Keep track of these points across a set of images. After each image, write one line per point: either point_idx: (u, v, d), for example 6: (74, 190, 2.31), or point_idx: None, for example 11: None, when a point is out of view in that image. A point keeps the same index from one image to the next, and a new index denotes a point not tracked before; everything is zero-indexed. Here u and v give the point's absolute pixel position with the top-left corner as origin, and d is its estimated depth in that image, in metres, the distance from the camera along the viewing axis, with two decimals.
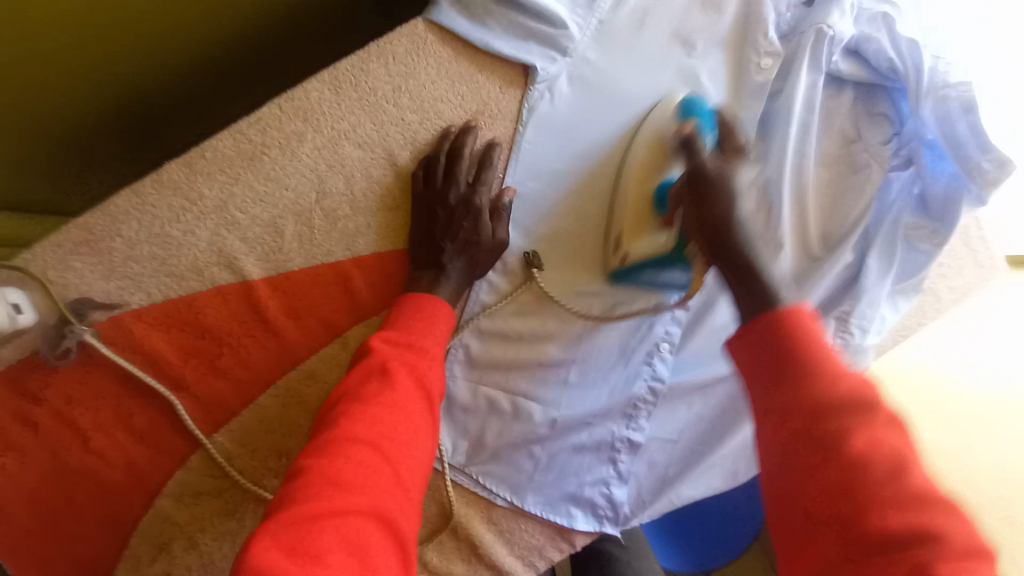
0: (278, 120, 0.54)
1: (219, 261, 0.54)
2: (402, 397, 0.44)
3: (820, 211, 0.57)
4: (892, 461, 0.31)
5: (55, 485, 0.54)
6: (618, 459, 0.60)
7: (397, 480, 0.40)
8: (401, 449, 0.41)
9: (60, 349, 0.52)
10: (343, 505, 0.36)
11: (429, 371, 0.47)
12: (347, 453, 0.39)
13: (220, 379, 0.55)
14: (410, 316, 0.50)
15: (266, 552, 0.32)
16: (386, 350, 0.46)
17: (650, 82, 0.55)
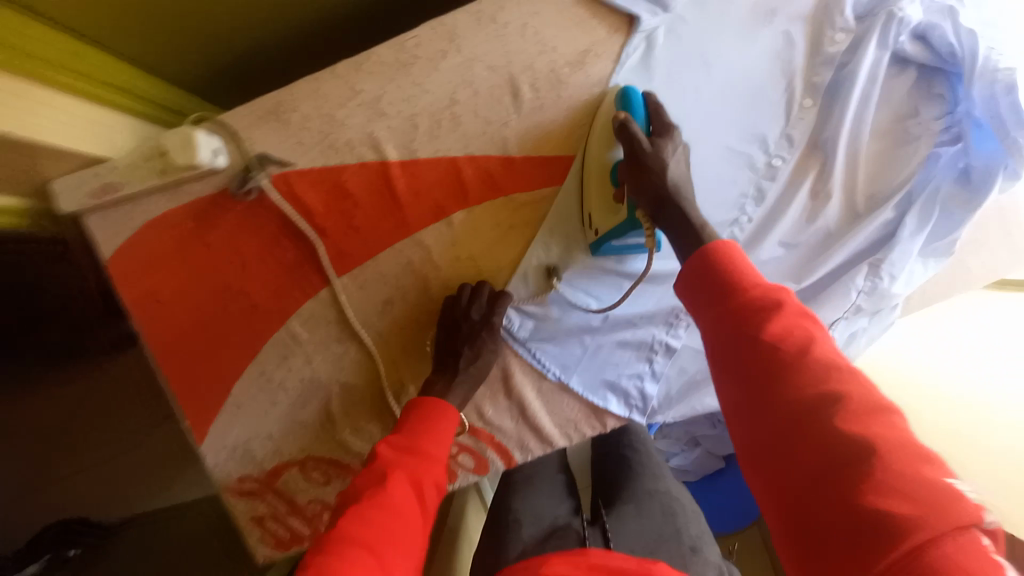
0: (429, 39, 0.67)
1: (368, 142, 0.68)
2: (410, 506, 0.53)
3: (869, 174, 0.65)
4: (796, 339, 0.45)
5: (217, 296, 0.71)
6: (654, 359, 0.72)
7: (393, 562, 0.48)
8: (396, 545, 0.49)
9: (245, 189, 0.68)
10: (342, 573, 0.44)
11: (422, 473, 0.56)
12: (345, 550, 0.46)
13: (353, 235, 0.70)
14: (417, 424, 0.62)
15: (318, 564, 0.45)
16: (391, 457, 0.57)
17: (729, 44, 0.64)
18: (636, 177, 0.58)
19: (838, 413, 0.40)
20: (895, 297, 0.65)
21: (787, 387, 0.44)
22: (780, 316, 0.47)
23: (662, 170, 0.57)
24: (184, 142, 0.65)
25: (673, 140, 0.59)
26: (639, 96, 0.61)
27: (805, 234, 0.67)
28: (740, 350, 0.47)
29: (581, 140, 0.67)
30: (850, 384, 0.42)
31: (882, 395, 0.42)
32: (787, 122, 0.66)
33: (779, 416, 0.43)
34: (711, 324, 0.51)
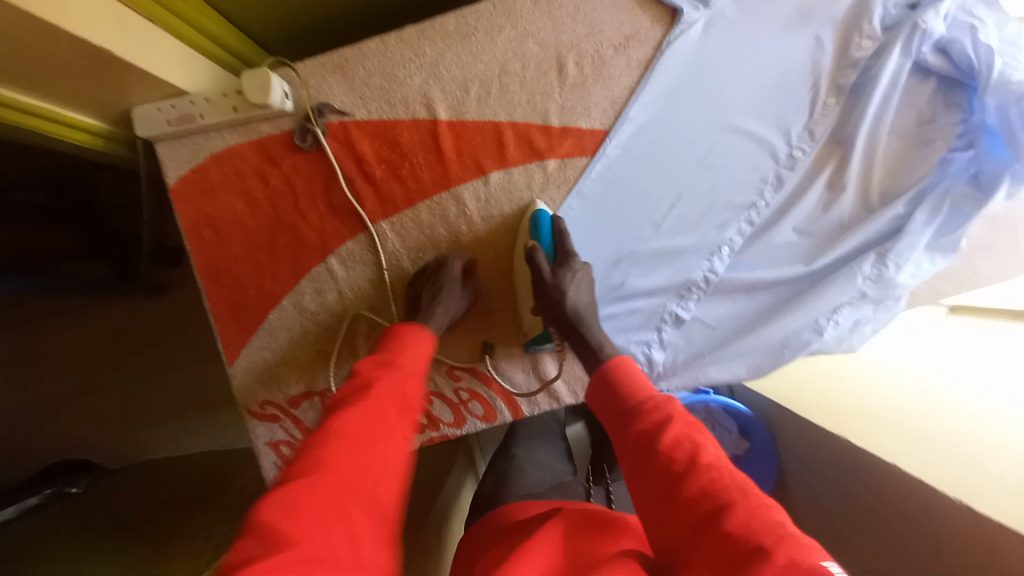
0: (487, 13, 0.73)
1: (421, 102, 0.75)
2: (382, 423, 0.53)
3: (885, 171, 0.70)
4: (685, 445, 0.50)
5: (266, 228, 0.77)
6: (663, 329, 0.77)
7: (380, 468, 0.50)
8: (378, 449, 0.51)
9: (304, 136, 0.75)
10: (329, 478, 0.46)
11: (399, 387, 0.58)
12: (331, 451, 0.49)
13: (398, 184, 0.76)
14: (397, 346, 0.64)
15: (285, 498, 0.44)
16: (366, 371, 0.59)
17: (761, 43, 0.70)
18: (544, 302, 0.72)
19: (721, 515, 0.43)
20: (899, 288, 0.69)
21: (678, 496, 0.47)
22: (674, 425, 0.52)
23: (561, 298, 0.70)
24: (259, 82, 0.71)
25: (573, 268, 0.70)
26: (545, 225, 0.72)
27: (817, 222, 0.71)
28: (640, 462, 0.52)
29: (619, 117, 0.73)
30: (730, 482, 0.46)
31: (762, 493, 0.45)
32: (810, 119, 0.71)
33: (678, 529, 0.46)
34: (622, 451, 0.56)
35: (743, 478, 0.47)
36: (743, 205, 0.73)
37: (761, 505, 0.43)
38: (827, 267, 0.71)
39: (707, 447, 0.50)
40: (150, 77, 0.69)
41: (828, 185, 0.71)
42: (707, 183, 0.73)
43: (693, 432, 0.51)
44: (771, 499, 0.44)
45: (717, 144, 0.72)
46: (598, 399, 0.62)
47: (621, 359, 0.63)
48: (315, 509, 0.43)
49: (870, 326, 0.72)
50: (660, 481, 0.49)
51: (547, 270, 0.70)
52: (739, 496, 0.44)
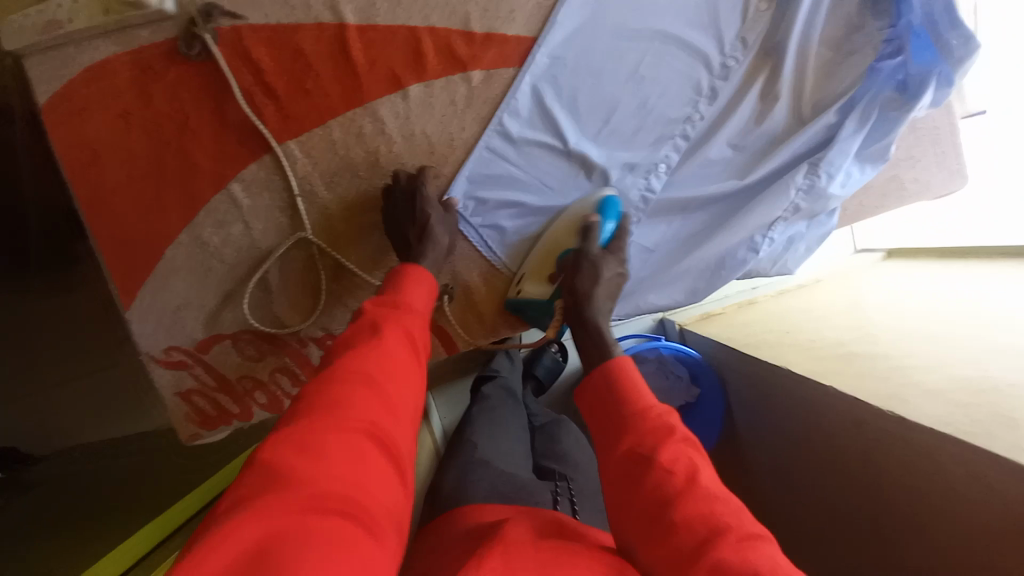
0: None
1: (324, 3, 0.66)
2: (396, 368, 0.56)
3: (816, 81, 0.67)
4: (683, 465, 0.50)
5: (153, 153, 0.68)
6: (603, 256, 0.74)
7: (386, 402, 0.53)
8: (390, 385, 0.54)
9: (190, 45, 0.66)
10: (342, 417, 0.48)
11: (410, 326, 0.62)
12: (346, 388, 0.51)
13: (305, 100, 0.68)
14: (402, 283, 0.66)
15: (302, 431, 0.46)
16: (375, 310, 0.62)
17: None
18: (571, 277, 0.71)
19: (720, 545, 0.43)
20: (831, 200, 0.68)
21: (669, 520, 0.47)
22: (671, 441, 0.52)
23: (589, 284, 0.70)
24: None
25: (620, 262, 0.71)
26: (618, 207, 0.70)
27: (753, 135, 0.69)
28: (633, 479, 0.51)
29: (546, 23, 0.67)
30: (723, 514, 0.46)
31: (753, 524, 0.46)
32: (741, 24, 0.67)
33: (671, 551, 0.46)
34: (610, 463, 0.55)
35: (735, 505, 0.48)
36: (677, 120, 0.70)
37: (755, 538, 0.44)
38: (760, 182, 0.70)
39: (703, 470, 0.50)
40: None
41: (759, 95, 0.69)
42: (643, 95, 0.69)
43: (690, 454, 0.51)
44: (762, 530, 0.46)
45: (649, 54, 0.68)
46: (589, 401, 0.61)
47: (619, 373, 0.60)
48: (331, 441, 0.46)
49: (803, 244, 0.73)
50: (655, 502, 0.49)
51: (596, 249, 0.69)
52: (733, 525, 0.45)
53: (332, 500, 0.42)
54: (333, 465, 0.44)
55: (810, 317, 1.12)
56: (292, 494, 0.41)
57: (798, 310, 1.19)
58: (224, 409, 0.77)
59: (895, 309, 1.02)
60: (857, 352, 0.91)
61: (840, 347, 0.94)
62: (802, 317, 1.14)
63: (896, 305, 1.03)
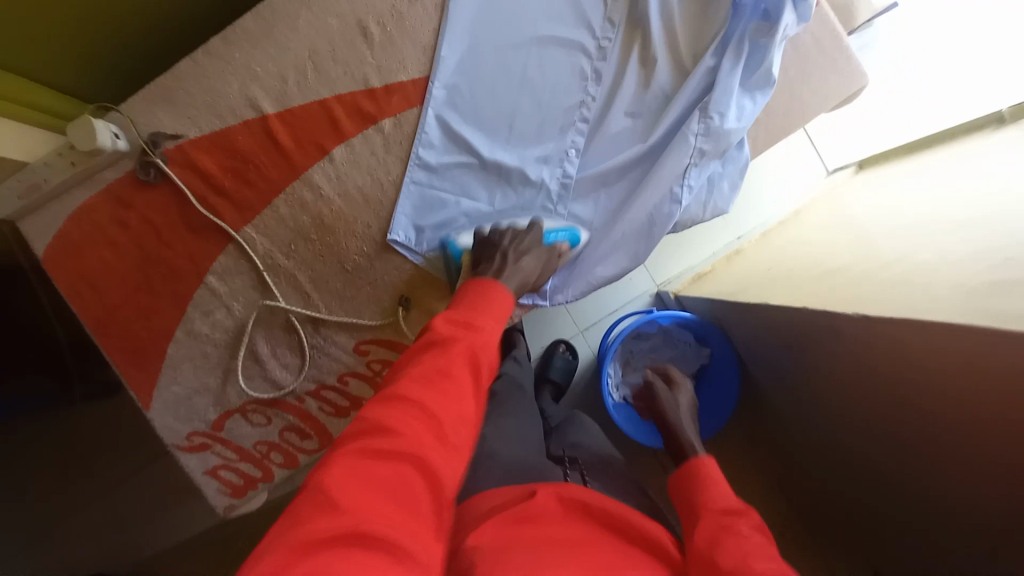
0: (281, 2, 0.75)
1: (247, 104, 0.77)
2: (467, 378, 0.53)
3: (687, 33, 0.73)
4: (756, 538, 0.55)
5: (137, 269, 0.78)
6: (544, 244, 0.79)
7: (443, 428, 0.49)
8: (447, 409, 0.50)
9: (147, 171, 0.76)
10: (390, 435, 0.46)
11: (482, 346, 0.55)
12: (401, 407, 0.48)
13: (249, 187, 0.77)
14: (477, 298, 0.61)
15: (375, 413, 0.48)
16: (447, 325, 0.56)
17: None
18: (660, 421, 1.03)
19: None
20: (732, 134, 0.71)
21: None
22: (743, 520, 0.58)
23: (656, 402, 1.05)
24: (83, 129, 0.73)
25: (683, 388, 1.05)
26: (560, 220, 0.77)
27: (645, 98, 0.74)
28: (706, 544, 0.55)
29: (433, 61, 0.75)
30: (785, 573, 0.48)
31: None
32: (604, 9, 0.74)
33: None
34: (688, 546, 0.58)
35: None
36: (574, 105, 0.76)
37: None
38: (664, 138, 0.74)
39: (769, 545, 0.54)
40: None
41: (639, 62, 0.74)
42: (536, 94, 0.75)
43: (758, 534, 0.56)
44: None
45: (532, 58, 0.75)
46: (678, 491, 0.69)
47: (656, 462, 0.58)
48: (403, 430, 0.47)
49: (726, 181, 0.77)
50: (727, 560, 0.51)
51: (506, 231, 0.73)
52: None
53: (394, 502, 0.43)
54: (401, 457, 0.45)
55: (795, 256, 1.08)
56: (364, 474, 0.43)
57: (780, 248, 1.20)
58: (248, 476, 0.83)
59: (875, 220, 0.97)
60: (839, 271, 0.87)
61: (821, 275, 0.91)
62: (785, 251, 1.14)
63: (875, 216, 0.98)
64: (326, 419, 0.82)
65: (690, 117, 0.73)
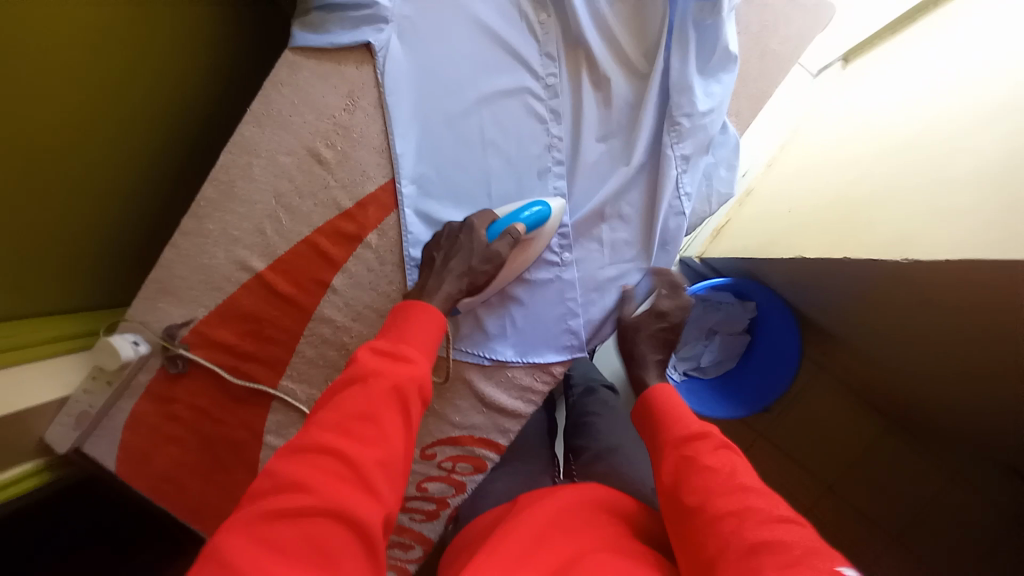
0: (230, 160, 0.75)
1: (238, 267, 0.77)
2: (393, 416, 0.53)
3: (630, 34, 0.70)
4: None
5: (201, 453, 0.81)
6: (571, 298, 0.75)
7: (381, 448, 0.50)
8: (377, 429, 0.51)
9: (174, 364, 0.79)
10: (322, 458, 0.48)
11: (410, 371, 0.55)
12: (330, 432, 0.50)
13: (271, 343, 0.78)
14: (403, 325, 0.60)
15: (287, 469, 0.47)
16: (371, 357, 0.56)
17: (440, 22, 0.71)
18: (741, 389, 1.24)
19: None
20: (709, 125, 0.70)
21: (699, 463, 0.61)
22: None
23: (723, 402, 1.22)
24: (107, 350, 0.76)
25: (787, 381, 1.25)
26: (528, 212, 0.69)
27: (614, 117, 0.72)
28: None
29: (392, 161, 0.73)
30: None
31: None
32: (539, 45, 0.71)
33: (706, 482, 0.58)
34: None
35: None
36: (543, 150, 0.73)
37: None
38: (646, 153, 0.72)
39: None
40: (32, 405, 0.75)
41: (594, 84, 0.71)
42: (501, 155, 0.73)
43: None
44: None
45: (485, 120, 0.72)
46: None
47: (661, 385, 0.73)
48: (338, 452, 0.48)
49: (721, 166, 0.75)
50: None
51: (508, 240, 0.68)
52: None
53: (330, 512, 0.45)
54: (334, 474, 0.47)
55: (807, 188, 1.03)
56: (303, 490, 0.46)
57: (786, 178, 1.14)
58: None
59: (880, 125, 0.91)
60: (867, 200, 0.82)
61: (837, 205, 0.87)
62: (794, 183, 1.09)
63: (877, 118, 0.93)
64: (420, 526, 0.82)
65: (661, 126, 0.71)
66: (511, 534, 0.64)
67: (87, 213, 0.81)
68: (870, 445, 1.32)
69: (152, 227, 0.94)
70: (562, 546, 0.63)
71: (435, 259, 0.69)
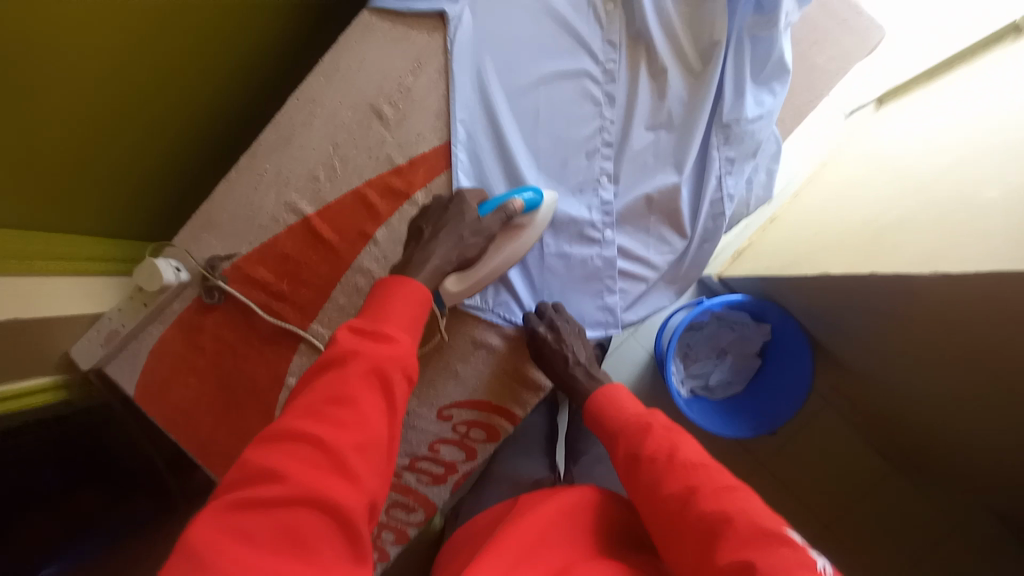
0: (296, 107, 0.79)
1: (286, 209, 0.80)
2: (372, 398, 0.51)
3: (690, 32, 0.73)
4: None
5: (220, 388, 0.82)
6: (609, 279, 0.77)
7: (358, 432, 0.49)
8: (353, 411, 0.50)
9: (210, 295, 0.81)
10: (296, 447, 0.47)
11: (388, 353, 0.53)
12: (304, 418, 0.49)
13: (307, 286, 0.80)
14: (381, 303, 0.57)
15: (259, 458, 0.47)
16: (349, 339, 0.54)
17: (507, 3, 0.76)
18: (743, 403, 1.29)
19: None
20: (755, 132, 0.74)
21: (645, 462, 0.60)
22: None
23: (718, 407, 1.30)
24: (149, 271, 0.78)
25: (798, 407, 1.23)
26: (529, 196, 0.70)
27: (663, 110, 0.75)
28: None
29: (449, 125, 0.77)
30: None
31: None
32: (602, 32, 0.75)
33: (654, 482, 0.58)
34: None
35: None
36: (594, 131, 0.76)
37: None
38: (694, 151, 0.75)
39: None
40: (69, 317, 0.77)
41: (651, 76, 0.75)
42: (553, 131, 0.76)
43: None
44: None
45: (543, 97, 0.76)
46: None
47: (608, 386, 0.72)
48: (313, 440, 0.47)
49: (762, 171, 0.77)
50: None
51: (496, 218, 0.68)
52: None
53: (304, 500, 0.45)
54: (308, 461, 0.47)
55: (834, 212, 1.06)
56: (274, 480, 0.45)
57: (812, 204, 1.17)
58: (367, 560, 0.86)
59: (914, 156, 0.94)
60: (896, 223, 0.84)
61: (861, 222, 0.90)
62: (821, 207, 1.12)
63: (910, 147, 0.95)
64: (426, 489, 0.82)
65: (709, 130, 0.75)
66: (514, 529, 0.64)
67: (150, 143, 0.85)
68: (871, 484, 1.30)
69: (205, 166, 0.99)
70: (563, 547, 0.63)
71: (421, 230, 0.67)
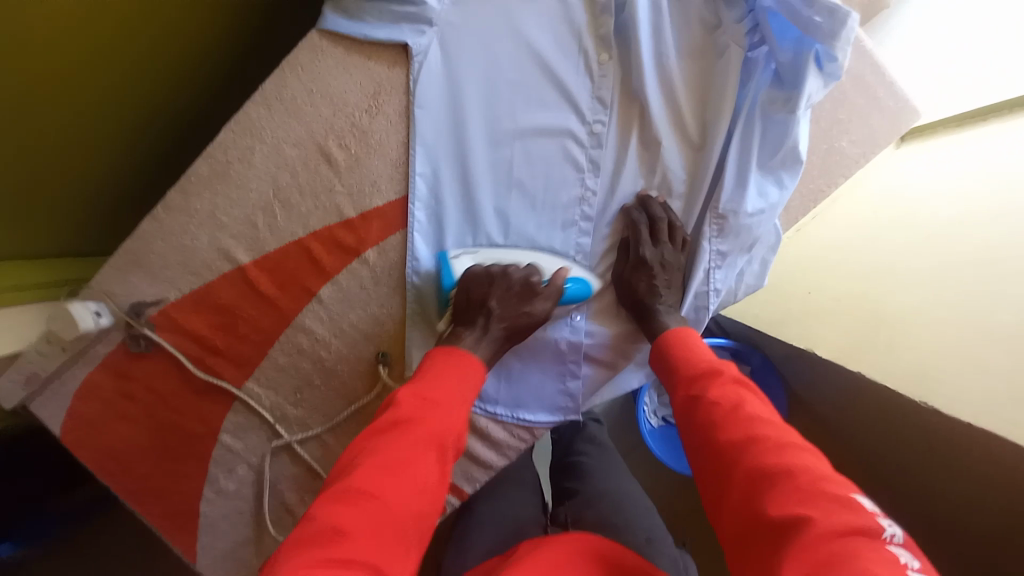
0: (231, 139, 0.67)
1: (220, 256, 0.70)
2: (430, 466, 0.48)
3: (693, 100, 0.64)
4: None
5: (144, 441, 0.74)
6: (569, 365, 0.71)
7: (412, 500, 0.45)
8: (414, 473, 0.47)
9: (138, 344, 0.73)
10: (359, 505, 0.43)
11: (447, 420, 0.51)
12: (369, 472, 0.45)
13: (245, 342, 0.73)
14: (436, 372, 0.56)
15: (323, 515, 0.42)
16: (410, 401, 0.52)
17: (482, 40, 0.63)
18: None
19: None
20: (754, 226, 0.64)
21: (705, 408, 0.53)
22: None
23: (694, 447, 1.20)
24: (64, 318, 0.70)
25: None
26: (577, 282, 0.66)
27: (652, 187, 0.66)
28: None
29: (408, 179, 0.67)
30: None
31: None
32: (592, 86, 0.64)
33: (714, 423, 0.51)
34: None
35: None
36: (573, 202, 0.66)
37: None
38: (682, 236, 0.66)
39: None
40: None
41: (642, 145, 0.65)
42: (527, 197, 0.67)
43: None
44: None
45: (517, 156, 0.65)
46: None
47: (682, 326, 0.63)
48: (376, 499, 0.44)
49: (757, 262, 0.68)
50: None
51: (542, 297, 0.64)
52: None
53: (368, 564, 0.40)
54: (371, 521, 0.43)
55: None
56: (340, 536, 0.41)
57: None
58: None
59: None
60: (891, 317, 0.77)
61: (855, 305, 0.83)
62: None
63: (924, 222, 0.84)
64: None
65: (700, 215, 0.66)
66: None
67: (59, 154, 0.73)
68: None
69: (137, 174, 0.87)
70: None
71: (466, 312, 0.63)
